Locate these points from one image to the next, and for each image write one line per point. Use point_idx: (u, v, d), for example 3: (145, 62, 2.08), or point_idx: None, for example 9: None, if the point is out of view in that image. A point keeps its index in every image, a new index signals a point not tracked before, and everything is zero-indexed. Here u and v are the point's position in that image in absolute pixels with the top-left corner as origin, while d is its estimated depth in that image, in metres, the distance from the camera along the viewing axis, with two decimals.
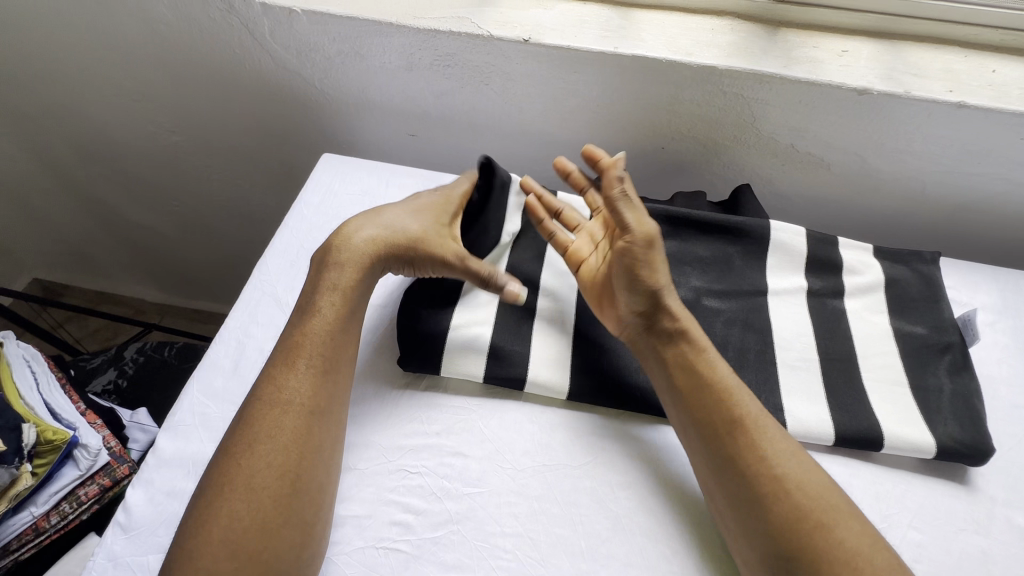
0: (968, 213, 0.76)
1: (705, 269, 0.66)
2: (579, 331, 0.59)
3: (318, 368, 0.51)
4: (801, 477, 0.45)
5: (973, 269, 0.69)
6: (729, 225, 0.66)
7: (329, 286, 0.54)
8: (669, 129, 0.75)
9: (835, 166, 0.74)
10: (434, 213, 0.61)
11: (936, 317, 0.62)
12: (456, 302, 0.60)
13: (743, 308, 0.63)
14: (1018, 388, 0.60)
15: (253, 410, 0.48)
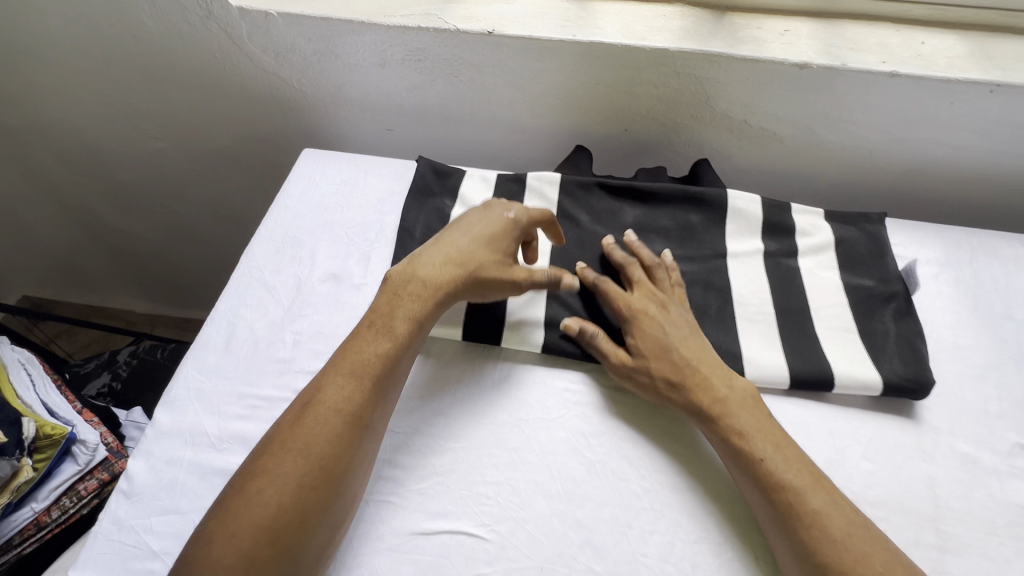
0: (912, 177, 0.81)
1: (668, 237, 0.70)
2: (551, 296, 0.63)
3: (374, 390, 0.50)
4: (780, 467, 0.49)
5: (918, 227, 0.74)
6: (688, 195, 0.71)
7: (411, 293, 0.55)
8: (631, 112, 0.80)
9: (786, 139, 0.79)
10: (490, 246, 0.59)
11: (882, 270, 0.67)
12: None
13: (705, 270, 0.67)
14: (958, 331, 0.65)
15: (304, 421, 0.48)
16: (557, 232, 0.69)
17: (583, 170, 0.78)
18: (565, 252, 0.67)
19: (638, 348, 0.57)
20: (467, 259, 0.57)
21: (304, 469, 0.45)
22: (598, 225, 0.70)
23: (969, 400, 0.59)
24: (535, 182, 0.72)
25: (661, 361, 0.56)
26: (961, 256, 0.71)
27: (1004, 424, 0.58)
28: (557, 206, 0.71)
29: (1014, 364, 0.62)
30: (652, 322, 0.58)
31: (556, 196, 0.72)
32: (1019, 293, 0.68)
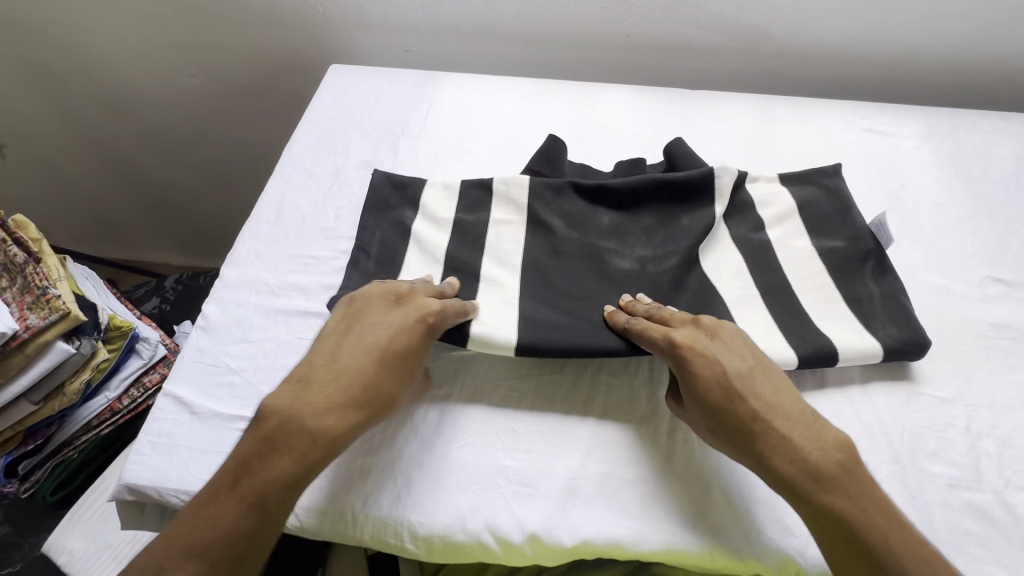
0: (901, 68, 0.85)
1: (649, 237, 0.63)
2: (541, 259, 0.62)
3: (275, 491, 0.42)
4: (894, 560, 0.41)
5: (905, 110, 0.80)
6: (666, 185, 0.65)
7: (295, 399, 0.45)
8: (630, 18, 0.85)
9: (779, 36, 0.84)
10: (365, 354, 0.48)
11: (852, 229, 0.63)
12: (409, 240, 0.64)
13: (691, 270, 0.60)
14: (937, 191, 0.71)
15: (201, 523, 0.42)
16: (530, 244, 0.63)
17: (557, 165, 0.71)
18: (540, 263, 0.62)
19: (707, 401, 0.47)
20: (363, 369, 0.47)
21: (234, 523, 0.41)
22: (573, 231, 0.64)
23: (945, 244, 0.65)
24: (503, 187, 0.67)
25: (731, 418, 0.46)
26: (943, 131, 0.77)
27: (978, 261, 0.64)
28: (529, 211, 0.65)
29: (990, 215, 0.68)
30: (714, 363, 0.47)
31: (525, 200, 0.66)
32: (998, 158, 0.74)
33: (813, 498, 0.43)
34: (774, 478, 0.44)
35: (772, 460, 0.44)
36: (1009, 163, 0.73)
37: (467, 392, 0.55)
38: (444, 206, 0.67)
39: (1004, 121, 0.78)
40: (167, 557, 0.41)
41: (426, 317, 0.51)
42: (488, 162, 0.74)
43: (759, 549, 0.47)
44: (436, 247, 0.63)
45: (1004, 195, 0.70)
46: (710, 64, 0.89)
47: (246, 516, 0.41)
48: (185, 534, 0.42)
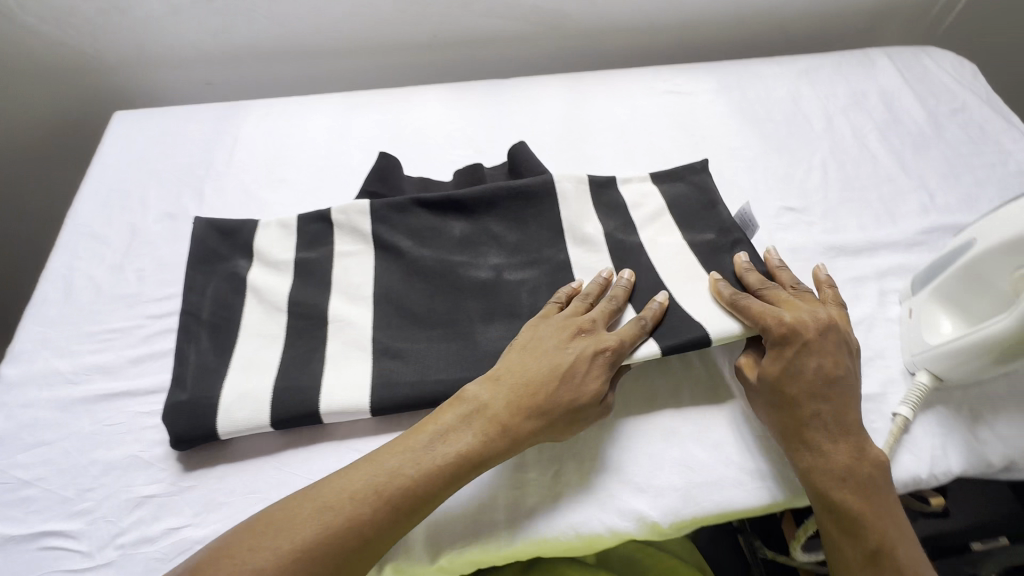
0: (691, 31, 0.92)
1: (502, 245, 0.63)
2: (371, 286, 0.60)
3: (402, 512, 0.43)
4: (886, 537, 0.45)
5: (698, 69, 0.86)
6: (510, 190, 0.65)
7: (462, 419, 0.47)
8: (431, 18, 0.84)
9: (577, 17, 0.87)
10: (529, 374, 0.49)
11: (720, 220, 0.63)
12: (245, 293, 0.60)
13: (547, 272, 0.61)
14: (731, 138, 0.77)
15: (329, 513, 0.42)
16: (377, 271, 0.62)
17: (395, 183, 0.69)
18: (389, 292, 0.60)
19: (783, 383, 0.49)
20: (522, 402, 0.47)
21: (350, 533, 0.42)
22: (421, 247, 0.63)
23: (744, 185, 0.71)
24: (339, 216, 0.64)
25: (800, 405, 0.48)
26: (731, 83, 0.84)
27: (772, 195, 0.70)
28: (373, 237, 0.64)
29: (776, 152, 0.75)
30: (807, 352, 0.49)
31: (369, 226, 0.64)
32: (776, 99, 0.82)
33: (828, 490, 0.46)
34: (807, 459, 0.47)
35: (809, 446, 0.47)
36: (786, 103, 0.81)
37: (308, 437, 0.52)
38: (258, 247, 0.62)
39: (779, 65, 0.87)
40: (276, 540, 0.41)
41: (607, 341, 0.50)
42: (304, 195, 0.69)
43: (613, 513, 0.47)
44: (256, 288, 0.59)
45: (787, 132, 0.77)
46: (521, 52, 0.91)
47: (368, 525, 0.42)
48: (311, 516, 0.42)
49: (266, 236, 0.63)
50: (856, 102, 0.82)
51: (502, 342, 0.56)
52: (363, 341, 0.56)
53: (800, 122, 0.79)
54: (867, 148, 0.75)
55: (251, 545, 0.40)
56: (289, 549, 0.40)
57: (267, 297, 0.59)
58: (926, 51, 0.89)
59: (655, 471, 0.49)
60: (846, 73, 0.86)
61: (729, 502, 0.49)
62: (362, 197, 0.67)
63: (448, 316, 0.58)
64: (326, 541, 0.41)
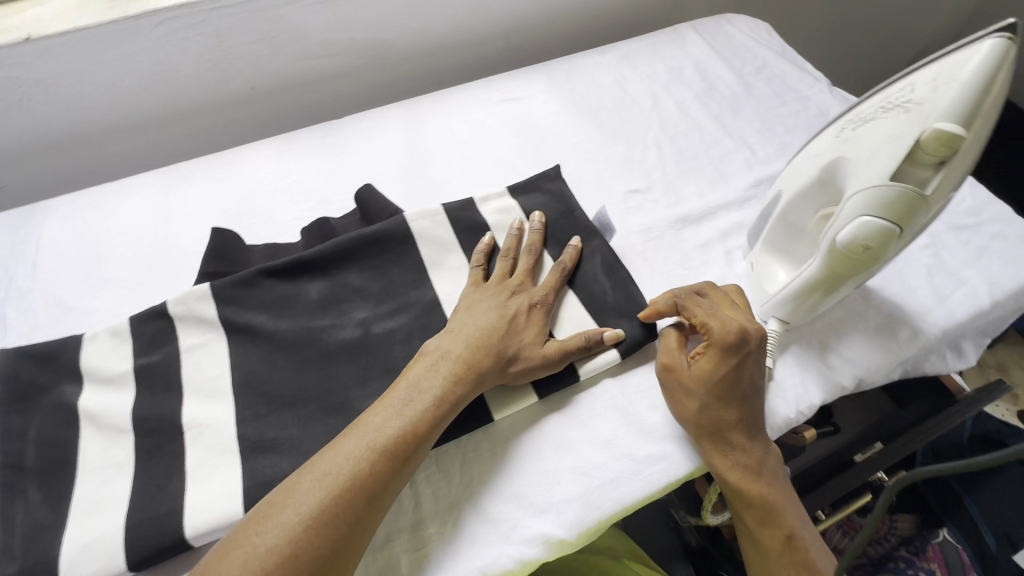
0: (515, 36, 0.94)
1: (365, 296, 0.60)
2: (223, 377, 0.54)
3: (395, 463, 0.45)
4: (789, 513, 0.50)
5: (528, 72, 0.87)
6: (364, 239, 0.62)
7: (433, 372, 0.49)
8: (243, 71, 0.79)
9: (398, 42, 0.85)
10: (477, 328, 0.52)
11: (580, 228, 0.65)
12: (76, 423, 0.51)
13: (417, 315, 0.59)
14: (570, 133, 0.79)
15: (325, 476, 0.43)
16: (231, 358, 0.56)
17: (237, 256, 0.63)
18: (250, 377, 0.54)
19: (726, 389, 0.50)
20: (480, 344, 0.51)
21: (351, 495, 0.43)
22: (278, 320, 0.58)
23: (591, 177, 0.73)
24: (176, 308, 0.57)
25: (729, 406, 0.49)
26: (560, 80, 0.86)
27: (616, 180, 0.73)
28: (221, 320, 0.57)
29: (613, 138, 0.78)
30: (749, 364, 0.50)
31: (214, 310, 0.58)
32: (605, 87, 0.85)
33: (746, 484, 0.49)
34: (734, 458, 0.49)
35: (732, 449, 0.50)
36: (614, 89, 0.85)
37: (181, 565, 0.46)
38: (92, 363, 0.55)
39: (601, 55, 0.91)
40: (276, 517, 0.41)
41: (538, 293, 0.57)
42: (131, 292, 0.62)
43: (500, 554, 0.46)
44: (88, 414, 0.52)
45: (620, 118, 0.81)
46: (352, 86, 0.88)
47: (368, 480, 0.43)
48: (307, 483, 0.43)
49: (98, 350, 0.55)
50: (675, 76, 0.87)
51: None
52: (222, 440, 0.50)
53: (630, 105, 0.83)
54: (692, 119, 0.80)
55: (254, 529, 0.41)
56: (292, 523, 0.41)
57: (98, 422, 0.51)
58: (726, 19, 0.97)
59: (552, 487, 0.49)
60: (661, 50, 0.91)
61: (627, 495, 0.49)
62: (200, 280, 0.60)
63: (319, 388, 0.54)
64: (330, 510, 0.42)
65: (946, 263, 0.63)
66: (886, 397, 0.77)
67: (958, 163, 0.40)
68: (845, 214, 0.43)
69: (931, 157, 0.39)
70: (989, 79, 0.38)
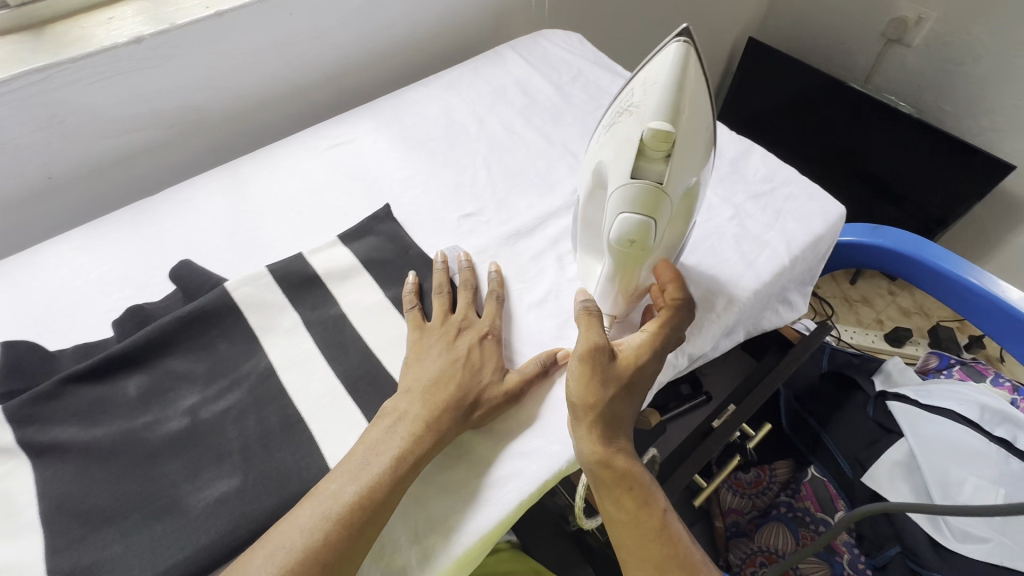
0: (340, 78, 0.93)
1: (193, 381, 0.57)
2: (27, 508, 0.49)
3: (356, 534, 0.46)
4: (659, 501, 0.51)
5: (356, 113, 0.87)
6: (182, 320, 0.59)
7: (390, 431, 0.50)
8: (32, 161, 0.72)
9: (211, 104, 0.82)
10: (432, 380, 0.54)
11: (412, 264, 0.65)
12: None
13: (251, 388, 0.56)
14: (402, 168, 0.79)
15: (273, 555, 0.44)
16: (34, 484, 0.49)
17: (37, 368, 0.57)
18: (59, 501, 0.49)
19: (630, 385, 0.52)
20: (436, 399, 0.52)
21: (304, 568, 0.43)
22: (92, 428, 0.53)
23: (425, 208, 0.74)
24: None
25: (621, 398, 0.51)
26: (388, 116, 0.87)
27: (450, 207, 0.74)
28: (17, 444, 0.51)
29: (444, 166, 0.79)
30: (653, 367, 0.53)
31: (8, 434, 0.51)
32: (432, 117, 0.87)
33: (624, 468, 0.50)
34: (613, 442, 0.50)
35: (613, 435, 0.50)
36: (442, 118, 0.87)
37: None
38: None
39: (427, 85, 0.92)
40: None
41: (484, 326, 0.59)
42: None
43: None
44: None
45: (449, 145, 0.82)
46: (170, 156, 0.83)
47: (320, 556, 0.44)
48: (255, 563, 0.44)
49: None
50: (499, 96, 0.90)
51: (218, 493, 0.50)
52: None
53: (458, 131, 0.85)
54: (518, 135, 0.84)
55: None
56: None
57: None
58: (542, 34, 1.03)
59: (401, 541, 0.49)
60: (484, 73, 0.94)
61: (485, 523, 0.49)
62: None
63: (146, 492, 0.50)
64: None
65: (750, 230, 0.70)
66: (741, 357, 0.83)
67: (681, 151, 0.46)
68: (613, 215, 0.48)
69: (658, 152, 0.45)
70: (680, 77, 0.44)
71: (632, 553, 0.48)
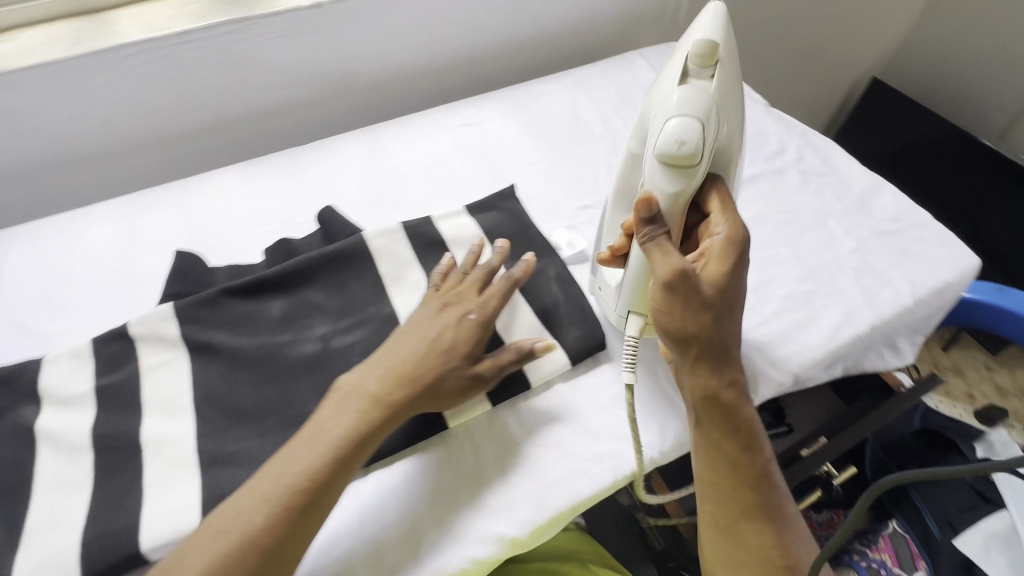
0: (475, 65, 0.99)
1: (325, 313, 0.63)
2: (185, 394, 0.56)
3: (298, 514, 0.44)
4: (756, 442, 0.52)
5: (488, 98, 0.92)
6: (324, 257, 0.65)
7: (338, 411, 0.48)
8: (209, 100, 0.81)
9: (362, 72, 0.89)
10: (400, 358, 0.51)
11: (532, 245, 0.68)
12: (37, 442, 0.52)
13: (376, 329, 0.61)
14: (527, 154, 0.83)
15: (215, 535, 0.42)
16: (192, 375, 0.57)
17: (199, 277, 0.64)
18: (210, 393, 0.56)
19: (722, 312, 0.51)
20: (397, 380, 0.50)
21: (247, 553, 0.42)
22: (240, 337, 0.59)
23: (545, 195, 0.77)
24: (139, 329, 0.58)
25: (720, 332, 0.51)
26: (518, 105, 0.91)
27: (569, 198, 0.77)
28: (182, 340, 0.58)
29: (566, 158, 0.82)
30: (737, 287, 0.52)
31: (176, 329, 0.59)
32: (559, 111, 0.90)
33: (725, 406, 0.51)
34: (714, 377, 0.51)
35: (714, 371, 0.51)
36: (568, 113, 0.90)
37: None
38: (68, 381, 0.56)
39: (556, 81, 0.96)
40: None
41: (473, 313, 0.55)
42: (94, 315, 0.63)
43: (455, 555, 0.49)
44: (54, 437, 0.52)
45: (573, 139, 0.85)
46: (317, 114, 0.91)
47: (260, 539, 0.42)
48: (197, 547, 0.42)
49: (81, 367, 0.57)
50: (625, 101, 0.92)
51: None
52: (183, 454, 0.52)
53: (582, 127, 0.88)
54: None
55: None
56: None
57: (57, 442, 0.52)
58: (673, 47, 1.04)
59: (503, 490, 0.52)
60: (613, 77, 0.97)
61: (581, 490, 0.52)
62: (164, 301, 0.62)
63: (280, 400, 0.56)
64: (224, 569, 0.41)
65: (872, 266, 0.68)
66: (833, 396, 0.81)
67: (722, 73, 0.55)
68: (671, 115, 0.52)
69: (706, 67, 0.54)
70: (726, 21, 0.56)
71: (721, 488, 0.51)
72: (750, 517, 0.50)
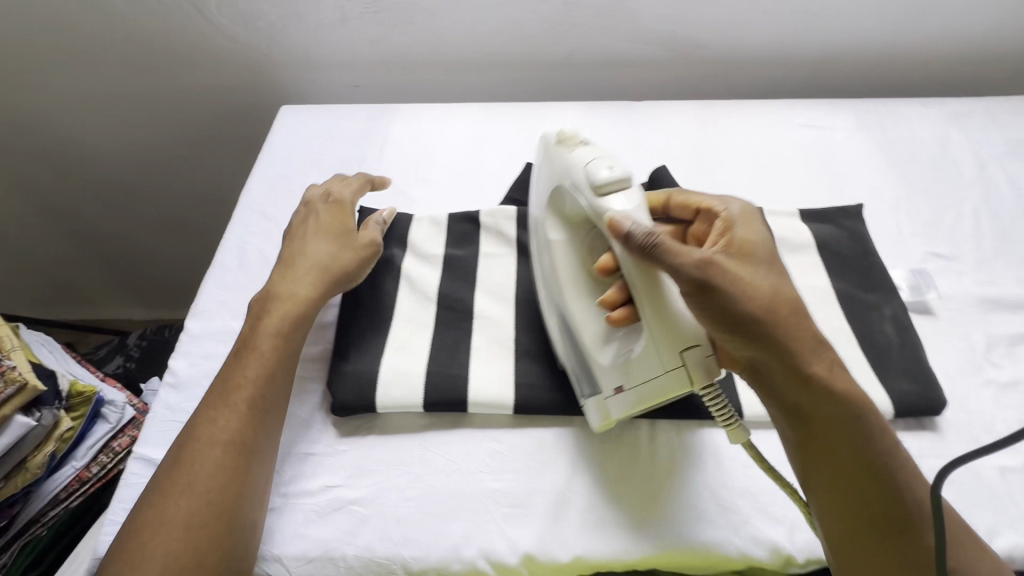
0: (828, 67, 0.90)
1: None
2: (511, 287, 0.62)
3: (267, 384, 0.51)
4: (867, 438, 0.44)
5: (838, 104, 0.84)
6: None
7: (261, 322, 0.55)
8: (571, 38, 0.87)
9: (714, 46, 0.88)
10: (280, 263, 0.59)
11: (870, 276, 0.62)
12: (399, 279, 0.63)
13: None
14: (873, 177, 0.75)
15: (210, 416, 0.49)
16: (518, 274, 0.63)
17: None
18: (532, 295, 0.62)
19: (772, 289, 0.47)
20: (307, 274, 0.58)
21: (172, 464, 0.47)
22: None
23: (888, 227, 0.69)
24: (488, 220, 0.67)
25: (783, 314, 0.47)
26: (874, 120, 0.81)
27: (917, 239, 0.68)
28: (516, 242, 0.66)
29: (922, 195, 0.72)
30: (770, 260, 0.49)
31: (514, 231, 0.66)
32: (922, 140, 0.79)
33: (801, 400, 0.46)
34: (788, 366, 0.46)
35: (793, 360, 0.46)
36: (933, 145, 0.78)
37: (451, 424, 0.55)
38: (427, 241, 0.66)
39: (924, 106, 0.83)
40: (187, 456, 0.47)
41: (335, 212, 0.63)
42: (446, 195, 0.74)
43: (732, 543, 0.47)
44: (411, 280, 0.63)
45: (934, 177, 0.74)
46: (652, 76, 0.92)
47: (245, 408, 0.49)
48: (202, 427, 0.48)
49: (439, 234, 0.67)
50: (1013, 150, 0.77)
51: None
52: (504, 337, 0.58)
53: (948, 166, 0.75)
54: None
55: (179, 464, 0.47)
56: (208, 453, 0.47)
57: (413, 287, 0.62)
58: None
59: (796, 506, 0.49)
60: (1001, 118, 0.81)
61: None
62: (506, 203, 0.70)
63: None
64: (233, 437, 0.48)
65: None
66: None
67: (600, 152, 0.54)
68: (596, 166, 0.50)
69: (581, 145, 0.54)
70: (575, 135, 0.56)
71: (836, 506, 0.44)
72: (890, 530, 0.42)
